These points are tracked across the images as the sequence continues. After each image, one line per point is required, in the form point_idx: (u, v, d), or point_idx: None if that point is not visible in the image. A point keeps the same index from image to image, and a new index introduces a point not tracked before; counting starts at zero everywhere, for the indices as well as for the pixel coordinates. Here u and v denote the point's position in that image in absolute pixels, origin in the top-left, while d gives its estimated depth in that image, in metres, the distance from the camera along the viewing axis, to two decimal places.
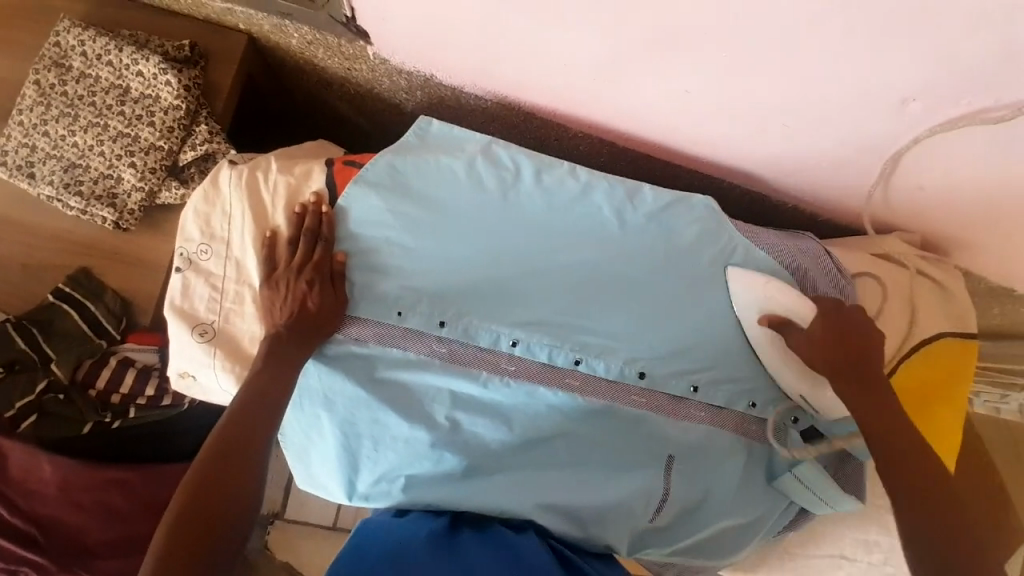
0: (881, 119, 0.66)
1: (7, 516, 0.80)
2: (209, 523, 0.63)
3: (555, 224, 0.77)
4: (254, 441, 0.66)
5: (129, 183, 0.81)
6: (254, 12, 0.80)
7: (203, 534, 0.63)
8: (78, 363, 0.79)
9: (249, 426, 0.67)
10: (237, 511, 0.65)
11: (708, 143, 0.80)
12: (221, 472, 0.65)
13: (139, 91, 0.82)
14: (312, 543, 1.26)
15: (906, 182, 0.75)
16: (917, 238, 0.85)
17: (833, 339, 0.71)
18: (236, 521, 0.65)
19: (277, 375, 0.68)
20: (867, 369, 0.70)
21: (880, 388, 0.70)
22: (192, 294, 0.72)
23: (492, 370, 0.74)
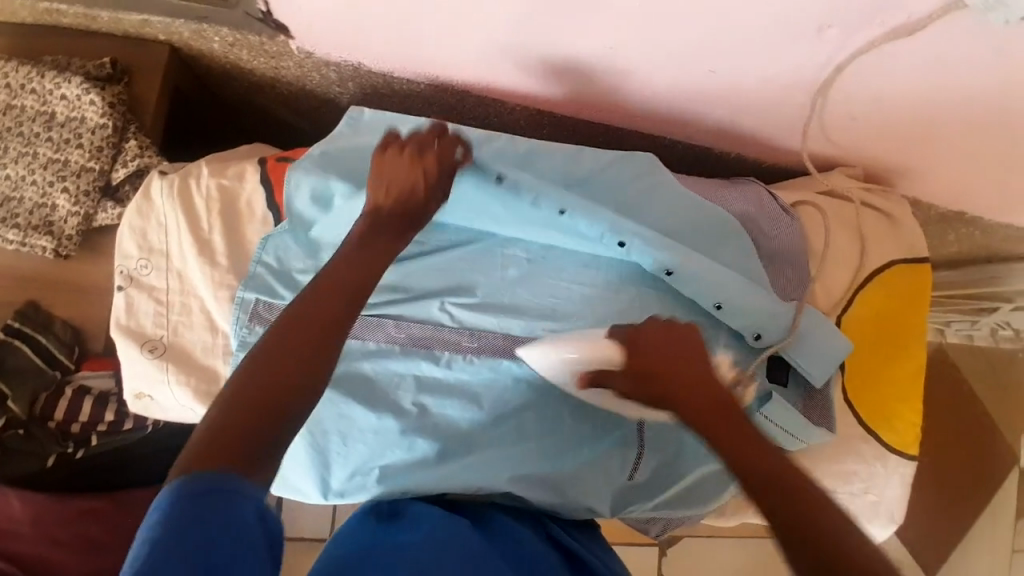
0: (800, 52, 0.66)
1: None
2: (286, 389, 0.49)
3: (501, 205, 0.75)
4: (341, 308, 0.54)
5: (64, 209, 0.79)
6: (170, 20, 0.79)
7: (277, 402, 0.49)
8: (34, 397, 0.77)
9: (337, 294, 0.55)
10: (317, 378, 0.51)
11: (644, 97, 0.79)
12: (306, 334, 0.51)
13: (65, 114, 0.80)
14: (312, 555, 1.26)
15: (840, 114, 0.75)
16: (862, 171, 0.85)
17: (664, 355, 0.63)
18: (313, 392, 0.51)
19: (369, 255, 0.58)
20: (700, 391, 0.61)
21: (719, 407, 0.60)
22: (137, 311, 0.71)
23: (451, 351, 0.74)
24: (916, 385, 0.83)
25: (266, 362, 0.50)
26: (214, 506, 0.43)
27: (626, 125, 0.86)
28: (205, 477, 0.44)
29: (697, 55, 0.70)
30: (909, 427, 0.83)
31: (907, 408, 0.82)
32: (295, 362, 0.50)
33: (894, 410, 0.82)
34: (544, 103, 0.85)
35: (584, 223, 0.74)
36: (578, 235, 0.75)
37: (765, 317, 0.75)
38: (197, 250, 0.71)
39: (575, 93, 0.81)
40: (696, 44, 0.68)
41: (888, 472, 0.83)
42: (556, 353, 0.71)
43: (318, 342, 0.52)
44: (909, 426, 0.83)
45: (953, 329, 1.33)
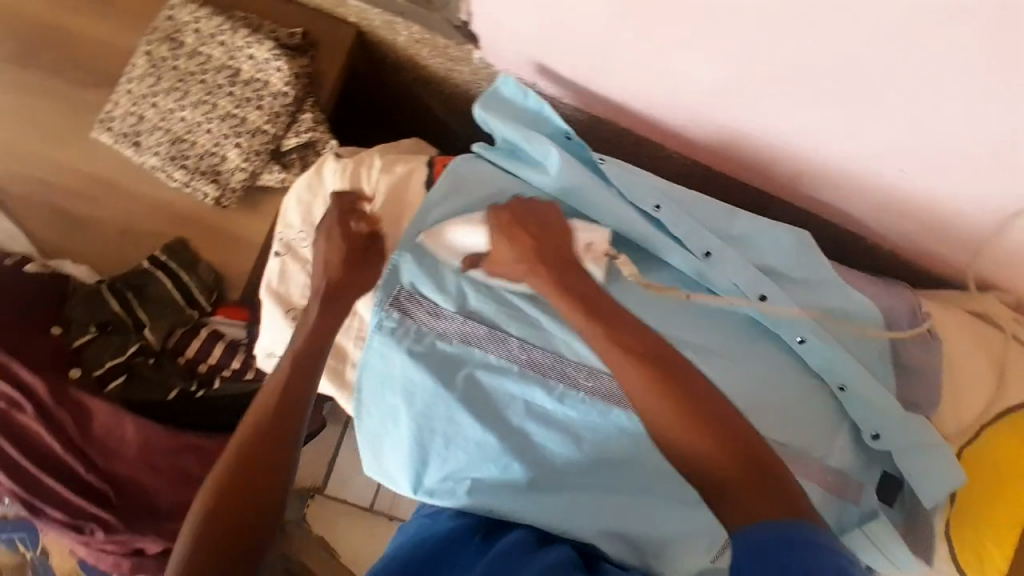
0: (999, 176, 0.65)
1: (83, 469, 0.82)
2: (256, 483, 0.62)
3: (653, 237, 0.76)
4: (296, 410, 0.66)
5: (233, 162, 0.83)
6: (368, 8, 0.82)
7: (246, 500, 0.61)
8: (170, 330, 0.82)
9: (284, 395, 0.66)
10: (277, 474, 0.63)
11: (812, 178, 0.79)
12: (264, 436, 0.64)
13: (248, 73, 0.83)
14: (347, 519, 1.26)
15: (1015, 243, 0.73)
16: (1014, 299, 0.82)
17: (547, 260, 0.70)
18: (283, 469, 0.64)
19: (312, 354, 0.69)
20: (600, 305, 0.67)
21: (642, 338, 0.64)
22: (289, 279, 0.75)
23: (562, 386, 0.74)
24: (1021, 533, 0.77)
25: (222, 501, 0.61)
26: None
27: (778, 196, 0.85)
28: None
29: (885, 153, 0.69)
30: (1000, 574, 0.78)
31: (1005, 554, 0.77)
32: (258, 462, 0.63)
33: (987, 550, 0.77)
34: (703, 159, 0.85)
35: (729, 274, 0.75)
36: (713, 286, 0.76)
37: (896, 422, 0.73)
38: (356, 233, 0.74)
39: (739, 159, 0.81)
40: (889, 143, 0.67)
41: None
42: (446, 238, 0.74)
43: (273, 435, 0.64)
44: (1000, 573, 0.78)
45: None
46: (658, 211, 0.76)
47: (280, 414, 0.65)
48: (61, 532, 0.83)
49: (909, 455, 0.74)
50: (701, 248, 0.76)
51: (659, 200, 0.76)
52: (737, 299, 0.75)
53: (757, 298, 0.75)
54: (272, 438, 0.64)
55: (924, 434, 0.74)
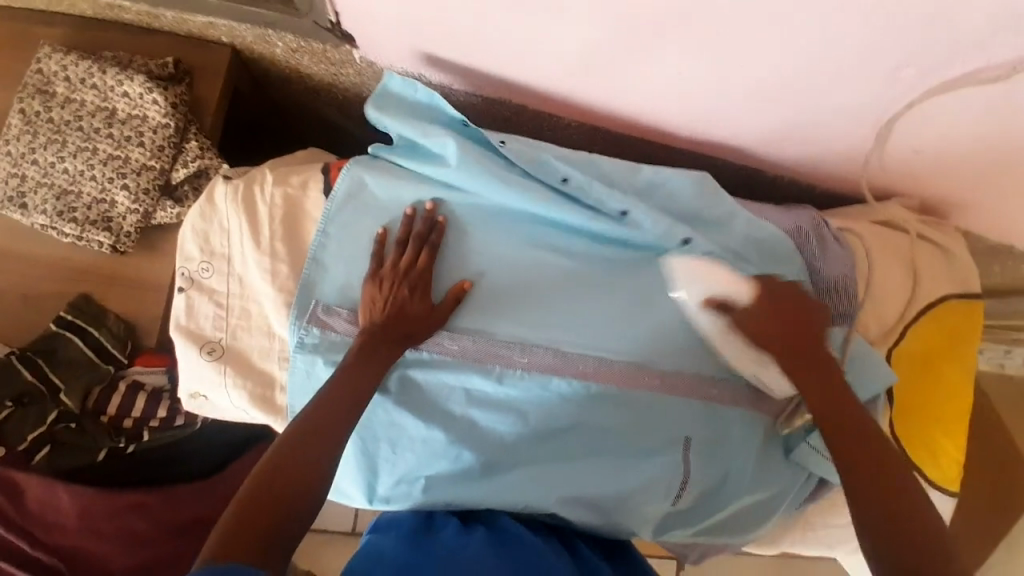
0: (870, 86, 0.67)
1: (28, 551, 0.78)
2: (298, 476, 0.60)
3: (568, 207, 0.76)
4: (348, 414, 0.64)
5: (123, 206, 0.80)
6: (236, 25, 0.80)
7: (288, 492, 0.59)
8: (88, 390, 0.78)
9: (342, 399, 0.65)
10: (318, 476, 0.61)
11: (705, 121, 0.80)
12: (315, 424, 0.63)
13: (126, 112, 0.81)
14: (330, 550, 1.24)
15: (901, 148, 0.76)
16: (915, 202, 0.86)
17: (790, 316, 0.70)
18: (323, 466, 0.61)
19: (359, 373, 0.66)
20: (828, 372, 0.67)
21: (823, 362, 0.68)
22: (198, 313, 0.72)
23: (506, 366, 0.74)
24: (962, 420, 0.82)
25: (265, 478, 0.59)
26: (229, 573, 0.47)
27: (679, 145, 0.87)
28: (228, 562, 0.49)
29: (764, 85, 0.70)
30: (954, 462, 0.82)
31: (953, 444, 0.82)
32: (303, 456, 0.61)
33: (938, 445, 0.81)
34: (600, 122, 0.86)
35: (647, 225, 0.76)
36: (641, 235, 0.77)
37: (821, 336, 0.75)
38: (259, 254, 0.72)
39: (633, 114, 0.82)
40: (768, 73, 0.68)
41: None
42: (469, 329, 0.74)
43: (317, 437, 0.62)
44: (953, 461, 0.82)
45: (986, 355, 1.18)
46: (566, 183, 0.77)
47: (328, 419, 0.63)
48: None
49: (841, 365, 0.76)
50: (616, 207, 0.77)
51: (565, 171, 0.77)
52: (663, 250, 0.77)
53: (682, 243, 0.76)
54: (320, 438, 0.62)
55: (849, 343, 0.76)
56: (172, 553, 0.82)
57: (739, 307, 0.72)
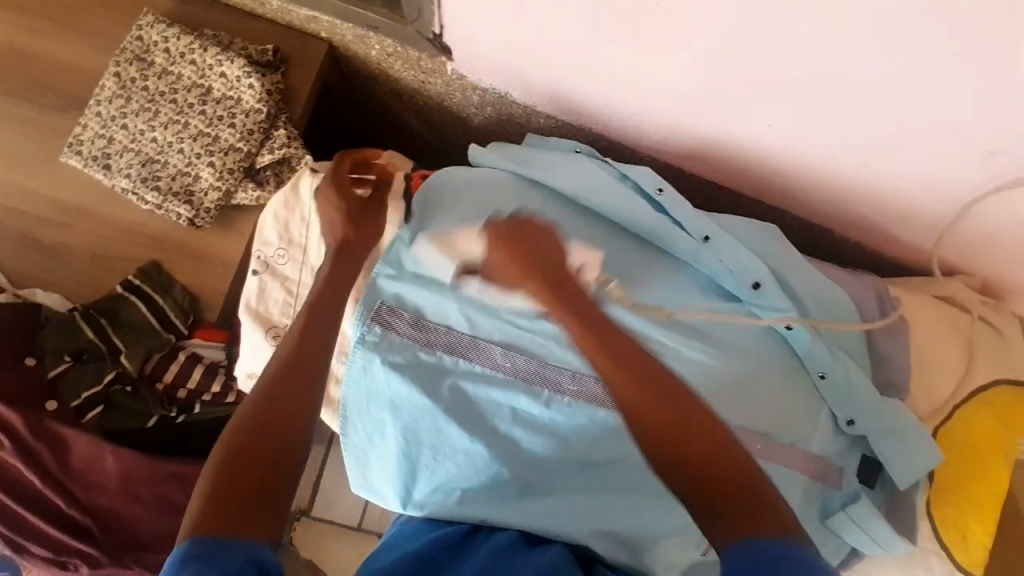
0: (958, 165, 0.67)
1: (61, 506, 0.78)
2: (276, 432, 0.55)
3: (656, 216, 0.78)
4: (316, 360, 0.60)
5: (206, 181, 0.82)
6: (340, 22, 0.83)
7: (266, 452, 0.54)
8: (147, 356, 0.80)
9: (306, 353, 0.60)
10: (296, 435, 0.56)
11: (781, 173, 0.81)
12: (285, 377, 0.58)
13: (221, 92, 0.84)
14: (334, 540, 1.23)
15: (977, 229, 0.76)
16: (979, 283, 0.86)
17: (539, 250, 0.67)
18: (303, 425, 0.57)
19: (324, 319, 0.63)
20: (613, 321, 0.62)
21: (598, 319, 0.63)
22: (268, 297, 0.74)
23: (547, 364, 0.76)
24: (993, 504, 0.80)
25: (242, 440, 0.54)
26: (214, 557, 0.46)
27: (751, 195, 0.87)
28: (207, 539, 0.48)
29: (852, 148, 0.71)
30: (981, 546, 0.80)
31: (982, 527, 0.80)
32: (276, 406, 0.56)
33: (965, 525, 0.80)
34: (677, 161, 0.87)
35: (726, 251, 0.77)
36: (719, 261, 0.77)
37: (872, 402, 0.75)
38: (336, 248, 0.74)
39: (711, 158, 0.83)
40: (859, 138, 0.69)
41: None
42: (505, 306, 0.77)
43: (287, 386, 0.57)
44: (981, 546, 0.80)
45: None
46: (660, 193, 0.79)
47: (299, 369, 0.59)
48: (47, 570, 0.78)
49: (883, 434, 0.76)
50: (700, 230, 0.77)
51: (661, 183, 0.79)
52: (732, 282, 0.77)
53: (750, 284, 0.76)
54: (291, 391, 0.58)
55: (899, 416, 0.76)
56: None
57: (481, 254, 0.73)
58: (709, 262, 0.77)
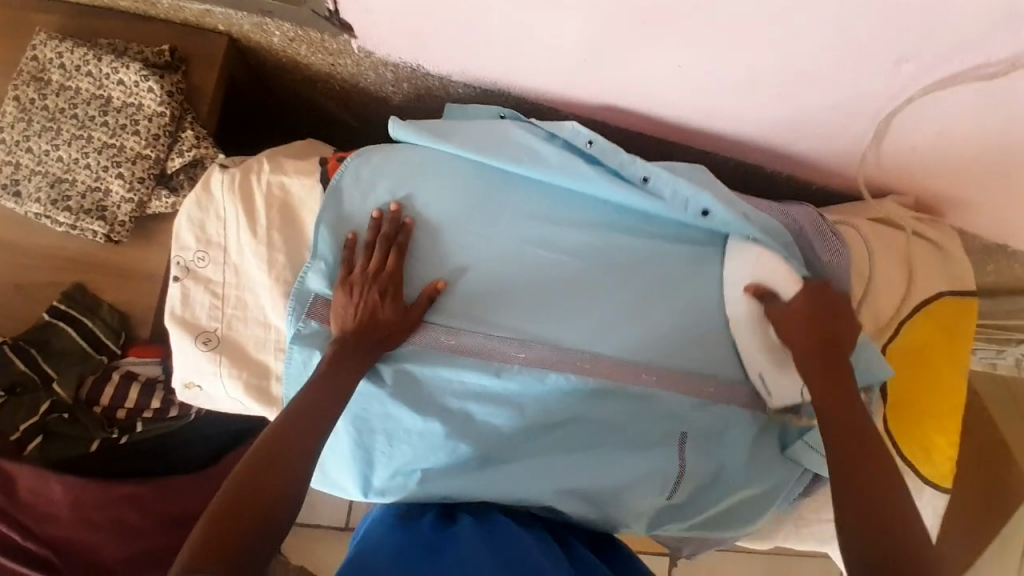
0: (867, 81, 0.67)
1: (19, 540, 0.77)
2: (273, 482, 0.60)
3: (590, 168, 0.75)
4: (323, 418, 0.64)
5: (118, 194, 0.80)
6: (233, 12, 0.79)
7: (261, 501, 0.59)
8: (80, 381, 0.77)
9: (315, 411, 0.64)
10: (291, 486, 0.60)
11: (702, 113, 0.80)
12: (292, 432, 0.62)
13: (121, 100, 0.80)
14: (325, 546, 1.24)
15: (899, 144, 0.76)
16: (910, 199, 0.86)
17: (812, 320, 0.70)
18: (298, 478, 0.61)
19: (337, 377, 0.66)
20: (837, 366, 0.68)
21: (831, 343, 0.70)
22: (193, 302, 0.72)
23: (492, 336, 0.74)
24: (955, 416, 0.83)
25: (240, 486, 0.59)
26: None
27: (677, 140, 0.87)
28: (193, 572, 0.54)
29: (763, 78, 0.70)
30: (947, 459, 0.83)
31: (948, 441, 0.83)
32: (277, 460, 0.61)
33: (932, 442, 0.82)
34: (598, 113, 0.85)
35: (667, 190, 0.75)
36: (663, 201, 0.75)
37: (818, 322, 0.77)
38: (256, 243, 0.72)
39: (631, 107, 0.82)
40: (770, 67, 0.68)
41: (924, 502, 0.83)
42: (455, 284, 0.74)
43: (293, 441, 0.62)
44: (947, 458, 0.83)
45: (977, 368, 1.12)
46: (590, 146, 0.76)
47: (304, 427, 0.63)
48: None
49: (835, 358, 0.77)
50: (638, 173, 0.75)
51: (591, 135, 0.76)
52: (682, 213, 0.75)
53: (699, 213, 0.75)
54: (292, 447, 0.62)
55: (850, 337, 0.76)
56: (164, 542, 0.81)
57: (780, 299, 0.73)
58: (649, 206, 0.75)
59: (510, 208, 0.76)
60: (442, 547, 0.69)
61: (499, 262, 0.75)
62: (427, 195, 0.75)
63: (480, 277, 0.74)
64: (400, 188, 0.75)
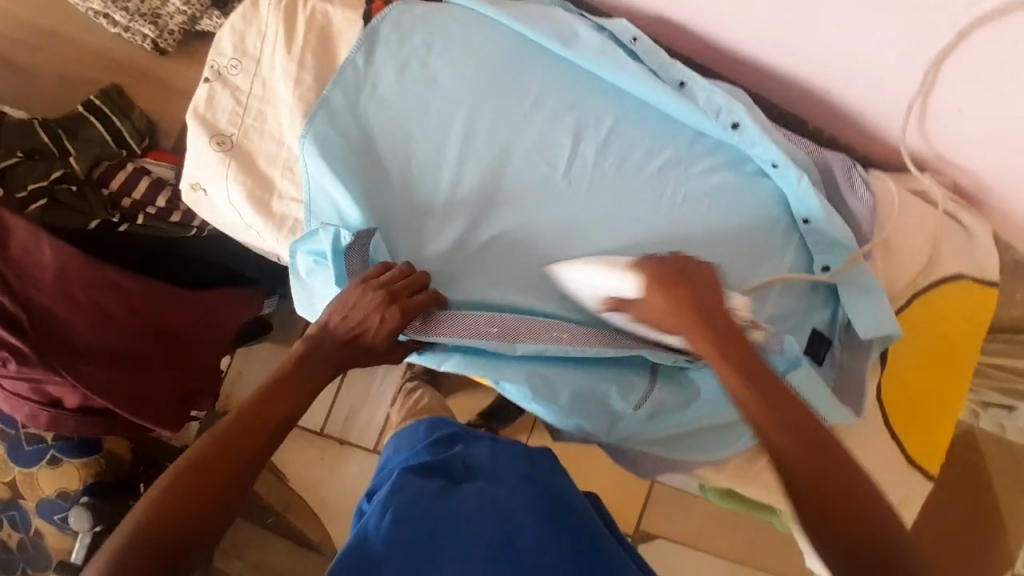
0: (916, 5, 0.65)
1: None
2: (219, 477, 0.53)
3: (632, 62, 0.76)
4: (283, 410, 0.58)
5: (174, 6, 0.81)
6: None
7: (210, 505, 0.52)
8: (96, 161, 0.81)
9: (279, 402, 0.58)
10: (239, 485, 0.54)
11: (751, 33, 0.81)
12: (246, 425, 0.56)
13: None
14: (296, 446, 1.23)
15: (945, 103, 0.73)
16: (949, 181, 0.83)
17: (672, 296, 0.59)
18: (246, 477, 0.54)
19: (304, 375, 0.61)
20: (776, 397, 0.53)
21: (731, 335, 0.57)
22: (217, 104, 0.74)
23: (495, 217, 0.73)
24: (953, 403, 0.79)
25: (182, 482, 0.52)
26: None
27: (719, 69, 0.88)
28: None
29: None
30: (936, 444, 0.79)
31: (940, 423, 0.79)
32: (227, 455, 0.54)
33: (924, 421, 0.79)
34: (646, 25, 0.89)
35: (701, 98, 0.77)
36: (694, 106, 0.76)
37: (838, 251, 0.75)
38: (288, 61, 0.73)
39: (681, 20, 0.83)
40: None
41: (901, 493, 0.79)
42: (483, 150, 0.74)
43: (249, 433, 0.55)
44: (936, 443, 0.79)
45: (986, 412, 1.04)
46: (634, 43, 0.78)
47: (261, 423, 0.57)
48: None
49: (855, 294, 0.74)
50: (674, 78, 0.78)
51: (637, 33, 0.78)
52: (710, 125, 0.76)
53: (729, 125, 0.76)
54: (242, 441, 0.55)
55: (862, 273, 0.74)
56: (139, 345, 0.79)
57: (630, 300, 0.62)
58: (682, 109, 0.76)
59: (551, 89, 0.77)
60: (459, 539, 0.56)
61: (525, 137, 0.75)
62: (466, 55, 0.76)
63: (497, 141, 0.75)
64: (436, 46, 0.76)
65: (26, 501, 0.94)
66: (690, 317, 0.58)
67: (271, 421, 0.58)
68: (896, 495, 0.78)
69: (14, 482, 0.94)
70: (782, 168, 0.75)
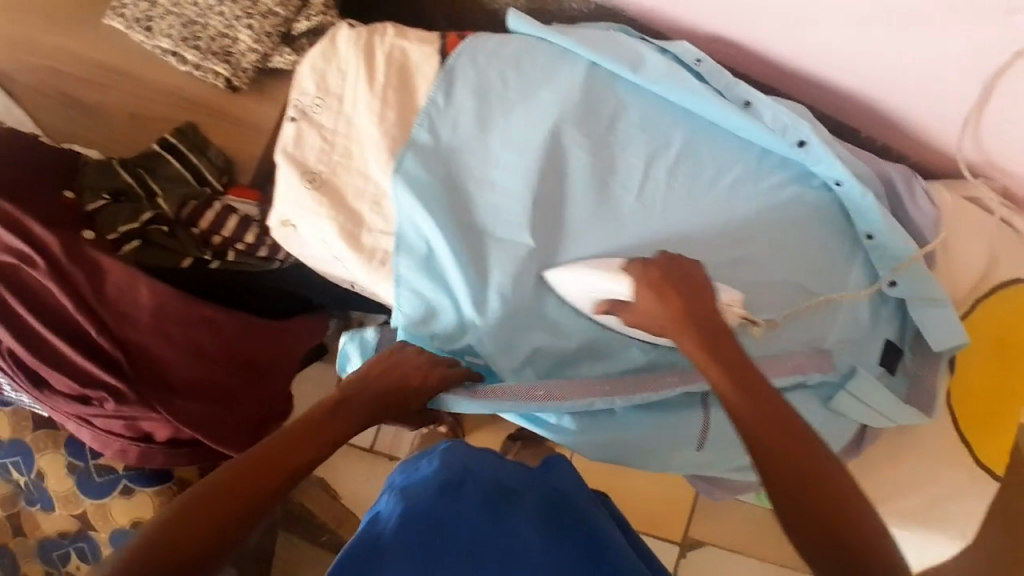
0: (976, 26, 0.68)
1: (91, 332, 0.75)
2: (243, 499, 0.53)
3: (698, 83, 0.78)
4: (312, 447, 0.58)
5: (245, 44, 0.83)
6: None
7: (229, 527, 0.51)
8: (184, 201, 0.81)
9: (316, 435, 0.59)
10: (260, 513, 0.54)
11: (806, 54, 0.83)
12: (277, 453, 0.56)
13: None
14: (347, 463, 1.25)
15: (998, 116, 0.77)
16: (999, 187, 0.86)
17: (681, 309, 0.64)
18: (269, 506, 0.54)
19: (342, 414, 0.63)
20: (763, 399, 0.56)
21: (724, 337, 0.62)
22: (304, 142, 0.76)
23: (572, 252, 0.76)
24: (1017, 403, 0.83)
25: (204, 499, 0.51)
26: None
27: (771, 88, 0.91)
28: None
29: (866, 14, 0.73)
30: (1002, 443, 0.83)
31: (1005, 424, 0.82)
32: (257, 478, 0.54)
33: (991, 423, 0.82)
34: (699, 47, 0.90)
35: (767, 116, 0.78)
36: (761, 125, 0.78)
37: (914, 271, 0.77)
38: (371, 97, 0.76)
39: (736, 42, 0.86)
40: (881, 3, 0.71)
41: (967, 491, 0.82)
42: (558, 177, 0.76)
43: (279, 462, 0.56)
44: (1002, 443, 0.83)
45: None
46: (698, 65, 0.80)
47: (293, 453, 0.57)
48: (69, 404, 0.78)
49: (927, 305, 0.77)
50: (740, 97, 0.79)
51: (700, 54, 0.80)
52: (777, 142, 0.78)
53: (795, 142, 0.78)
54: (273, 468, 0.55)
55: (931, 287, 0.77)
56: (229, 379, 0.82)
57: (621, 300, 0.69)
58: (751, 127, 0.78)
59: (621, 113, 0.79)
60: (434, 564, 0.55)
61: (598, 160, 0.77)
62: (540, 82, 0.78)
63: (573, 165, 0.77)
64: (509, 75, 0.78)
65: (98, 532, 0.95)
66: (683, 321, 0.63)
67: (295, 459, 0.57)
68: (964, 492, 0.82)
69: (85, 514, 0.95)
70: (847, 184, 0.77)
